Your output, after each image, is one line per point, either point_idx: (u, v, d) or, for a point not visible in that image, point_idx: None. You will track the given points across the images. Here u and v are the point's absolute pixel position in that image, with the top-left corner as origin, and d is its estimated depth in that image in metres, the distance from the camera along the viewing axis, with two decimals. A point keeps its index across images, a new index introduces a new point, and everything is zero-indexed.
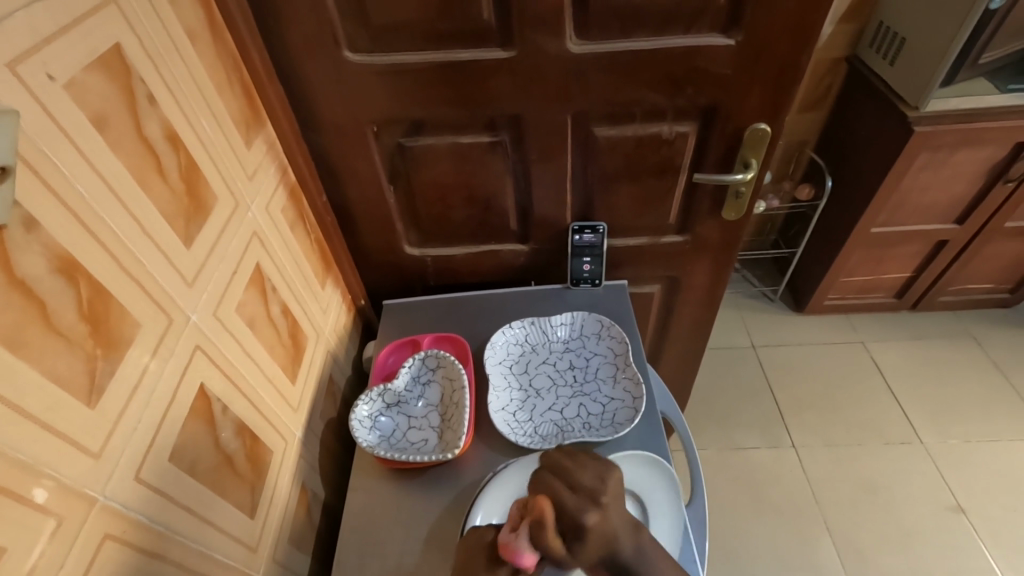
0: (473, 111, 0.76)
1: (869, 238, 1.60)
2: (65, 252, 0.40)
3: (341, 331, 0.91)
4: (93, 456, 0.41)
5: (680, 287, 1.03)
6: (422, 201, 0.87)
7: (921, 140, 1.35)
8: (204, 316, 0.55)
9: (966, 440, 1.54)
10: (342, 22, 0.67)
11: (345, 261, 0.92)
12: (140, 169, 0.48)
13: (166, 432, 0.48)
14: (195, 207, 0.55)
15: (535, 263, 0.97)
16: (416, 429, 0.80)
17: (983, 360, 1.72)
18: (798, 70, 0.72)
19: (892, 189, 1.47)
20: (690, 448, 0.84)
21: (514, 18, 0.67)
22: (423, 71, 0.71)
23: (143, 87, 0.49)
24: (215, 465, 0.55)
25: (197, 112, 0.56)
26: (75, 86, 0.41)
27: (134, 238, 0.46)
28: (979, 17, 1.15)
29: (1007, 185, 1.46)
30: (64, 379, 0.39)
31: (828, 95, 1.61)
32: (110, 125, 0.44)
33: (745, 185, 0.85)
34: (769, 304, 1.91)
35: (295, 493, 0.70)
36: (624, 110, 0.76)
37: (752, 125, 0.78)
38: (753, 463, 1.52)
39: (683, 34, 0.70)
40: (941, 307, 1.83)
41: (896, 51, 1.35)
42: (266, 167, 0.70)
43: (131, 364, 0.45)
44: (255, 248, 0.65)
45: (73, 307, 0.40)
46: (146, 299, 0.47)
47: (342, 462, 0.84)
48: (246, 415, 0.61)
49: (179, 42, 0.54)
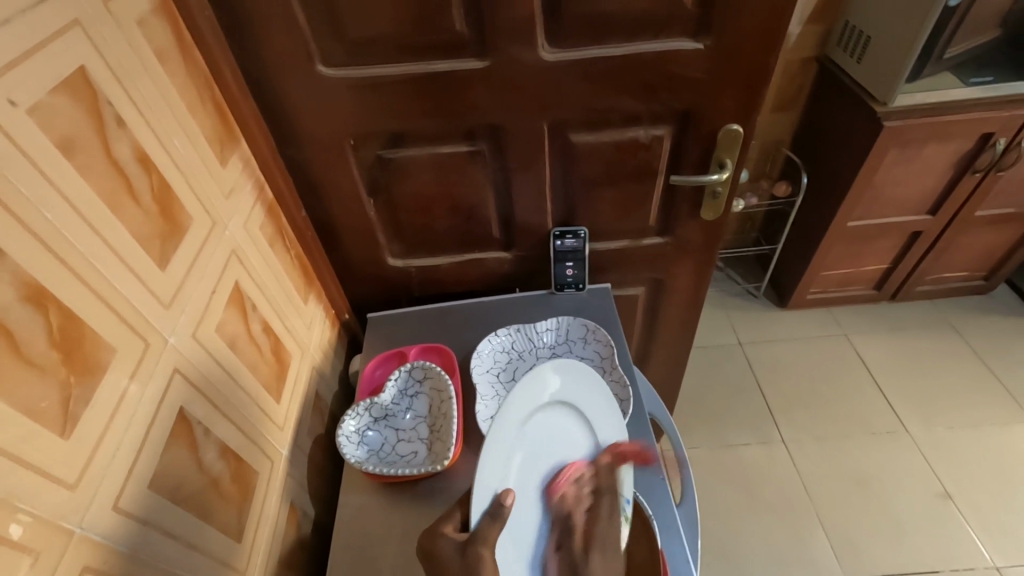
0: (450, 121, 0.76)
1: (846, 232, 1.63)
2: (33, 279, 0.39)
3: (325, 346, 0.90)
4: (70, 487, 0.40)
5: (663, 288, 1.04)
6: (403, 212, 0.87)
7: (891, 134, 1.38)
8: (182, 338, 0.54)
9: (949, 427, 1.57)
10: (315, 37, 0.67)
11: (327, 275, 0.92)
12: (111, 192, 0.47)
13: (146, 458, 0.47)
14: (169, 227, 0.54)
15: (519, 270, 0.97)
16: (405, 442, 0.79)
17: (961, 347, 1.76)
18: (767, 72, 0.74)
19: (866, 184, 1.50)
20: (679, 446, 0.85)
21: (486, 29, 0.67)
22: (398, 83, 0.71)
23: (112, 109, 0.48)
24: (200, 488, 0.54)
25: (168, 131, 0.56)
26: (40, 111, 0.40)
27: (107, 262, 0.45)
28: (941, 14, 1.18)
29: (975, 176, 1.50)
30: (37, 409, 0.38)
31: (800, 93, 1.64)
32: (78, 149, 0.44)
33: (722, 186, 0.86)
34: (752, 301, 1.94)
35: (284, 513, 0.69)
36: (600, 116, 0.77)
37: (726, 126, 0.79)
38: (744, 459, 1.53)
39: (654, 40, 0.71)
40: (919, 297, 1.87)
41: (863, 49, 1.39)
42: (242, 184, 0.69)
43: (108, 391, 0.44)
44: (234, 267, 0.65)
45: (44, 336, 0.39)
46: (121, 323, 0.46)
47: (331, 479, 0.83)
48: (229, 437, 0.60)
49: (148, 62, 0.54)
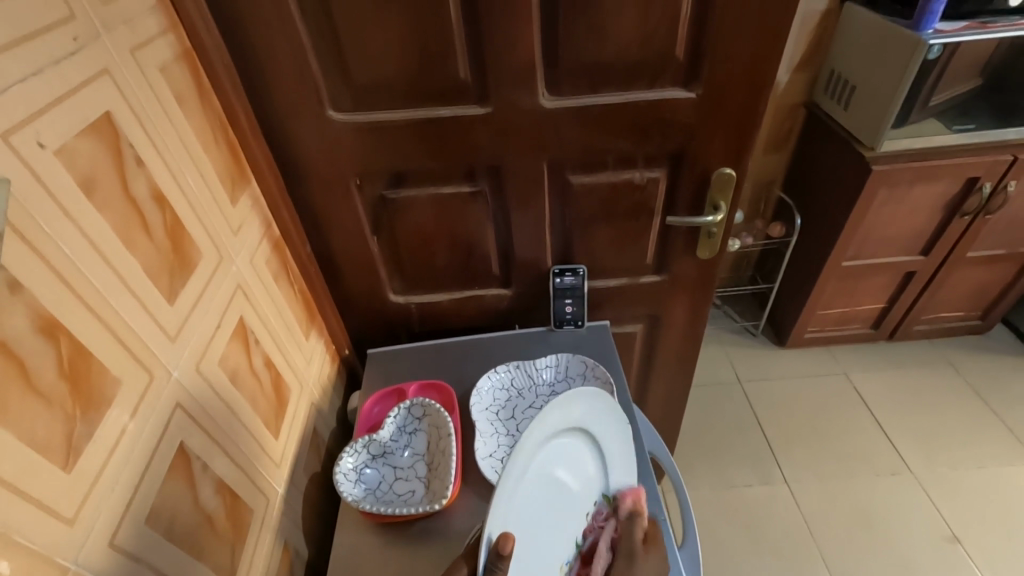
0: (453, 162, 0.79)
1: (841, 270, 1.66)
2: (48, 311, 0.40)
3: (324, 382, 0.90)
4: (67, 521, 0.40)
5: (661, 325, 1.05)
6: (405, 249, 0.89)
7: (879, 177, 1.42)
8: (186, 371, 0.54)
9: (955, 468, 1.55)
10: (326, 84, 0.71)
11: (329, 310, 0.93)
12: (126, 228, 0.49)
13: (144, 492, 0.47)
14: (179, 263, 0.55)
15: (518, 306, 0.99)
16: (402, 480, 0.78)
17: (961, 386, 1.75)
18: (756, 118, 0.77)
19: (857, 224, 1.53)
20: (680, 487, 0.83)
21: (489, 78, 0.71)
22: (404, 127, 0.74)
23: (132, 150, 0.50)
24: (194, 525, 0.53)
25: (183, 171, 0.58)
26: (66, 150, 0.43)
27: (118, 296, 0.47)
28: (920, 66, 1.24)
29: (964, 218, 1.54)
30: (41, 441, 0.39)
31: (790, 137, 1.70)
32: (98, 186, 0.46)
33: (716, 226, 0.89)
34: (751, 338, 1.94)
35: (278, 553, 0.68)
36: (597, 157, 0.80)
37: (719, 168, 0.82)
38: (747, 500, 1.50)
39: (648, 88, 0.75)
40: (917, 336, 1.88)
41: (849, 97, 1.45)
42: (250, 221, 0.71)
43: (111, 423, 0.45)
44: (239, 301, 0.66)
45: (54, 367, 0.40)
46: (127, 356, 0.47)
47: (326, 519, 0.82)
48: (227, 472, 0.60)
49: (168, 105, 0.57)
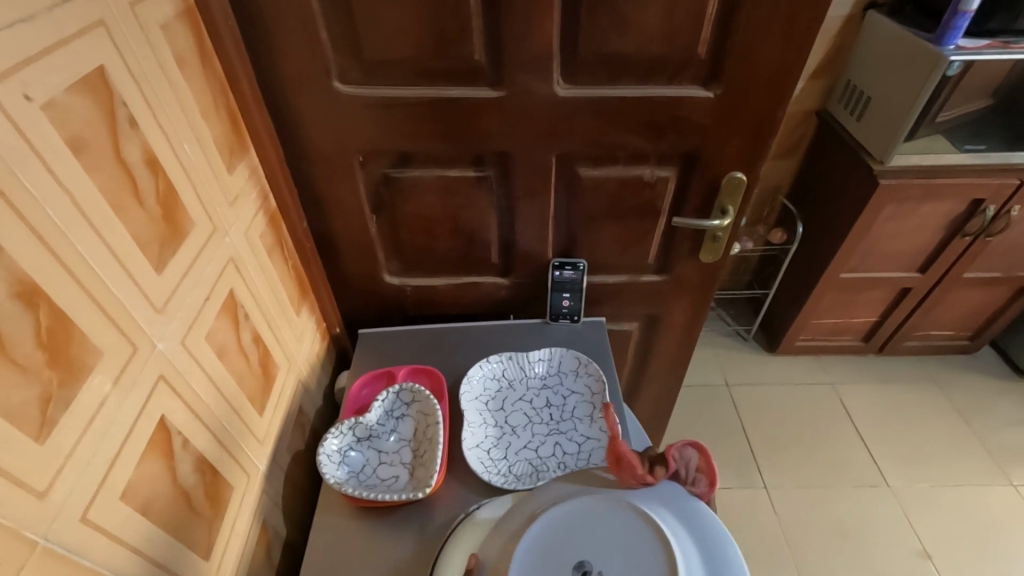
0: (460, 146, 0.76)
1: (838, 282, 1.66)
2: (27, 277, 0.38)
3: (313, 360, 0.89)
4: (39, 495, 0.38)
5: (657, 326, 1.04)
6: (404, 230, 0.87)
7: (887, 192, 1.41)
8: (171, 345, 0.53)
9: (931, 485, 1.57)
10: (334, 54, 0.68)
11: (322, 288, 0.91)
12: (115, 192, 0.46)
13: (121, 467, 0.46)
14: (170, 232, 0.53)
15: (514, 297, 0.97)
16: (387, 465, 0.77)
17: (945, 404, 1.77)
18: (772, 124, 0.75)
19: (859, 237, 1.53)
20: None
21: (504, 61, 0.69)
22: (413, 106, 0.72)
23: (125, 109, 0.48)
24: (172, 502, 0.52)
25: (179, 135, 0.55)
26: (53, 106, 0.40)
27: (103, 263, 0.45)
28: (938, 83, 1.22)
29: (965, 238, 1.54)
30: (15, 411, 0.37)
31: (800, 144, 1.69)
32: (86, 146, 0.43)
33: (722, 230, 0.87)
34: (742, 343, 1.95)
35: (256, 531, 0.67)
36: (607, 152, 0.78)
37: (730, 172, 0.80)
38: (726, 503, 1.51)
39: (666, 84, 0.72)
40: (906, 352, 1.89)
41: (863, 108, 1.44)
42: (247, 192, 0.69)
43: (91, 395, 0.43)
44: (230, 274, 0.64)
45: (31, 335, 0.38)
46: (110, 326, 0.45)
47: (307, 499, 0.81)
48: (208, 449, 0.58)
49: (167, 64, 0.54)
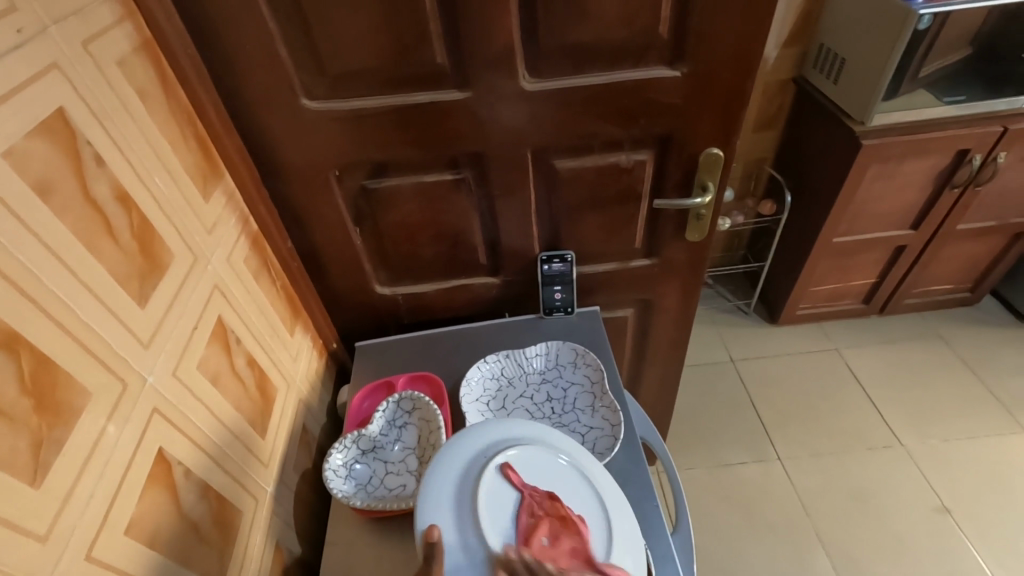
0: (434, 150, 0.76)
1: (832, 247, 1.65)
2: (5, 325, 0.38)
3: (312, 378, 0.89)
4: (40, 539, 0.38)
5: (652, 309, 1.04)
6: (388, 240, 0.87)
7: (871, 152, 1.41)
8: (162, 377, 0.53)
9: (944, 440, 1.57)
10: (297, 72, 0.68)
11: (314, 305, 0.91)
12: (88, 232, 0.46)
13: (123, 503, 0.46)
14: (148, 265, 0.53)
15: (506, 295, 0.97)
16: (394, 475, 0.77)
17: (951, 358, 1.77)
18: (743, 97, 0.75)
19: (848, 200, 1.52)
20: (673, 473, 0.83)
21: (468, 62, 0.68)
22: (382, 115, 0.72)
23: (90, 148, 0.48)
24: (179, 533, 0.52)
25: (149, 169, 0.56)
26: (15, 154, 0.40)
27: (81, 303, 0.45)
28: (911, 37, 1.21)
29: (954, 191, 1.53)
30: (6, 459, 0.37)
31: (780, 114, 1.68)
32: (53, 190, 0.43)
33: (706, 208, 0.87)
34: (743, 317, 1.95)
35: (269, 553, 0.67)
36: (582, 141, 0.78)
37: (706, 149, 0.80)
38: (741, 478, 1.51)
39: (632, 68, 0.72)
40: (906, 310, 1.88)
41: (838, 71, 1.43)
42: (226, 218, 0.69)
43: (84, 436, 0.43)
44: (217, 301, 0.64)
45: (15, 381, 0.39)
46: (97, 364, 0.45)
47: (319, 515, 0.81)
48: (212, 477, 0.59)
49: (128, 100, 0.54)
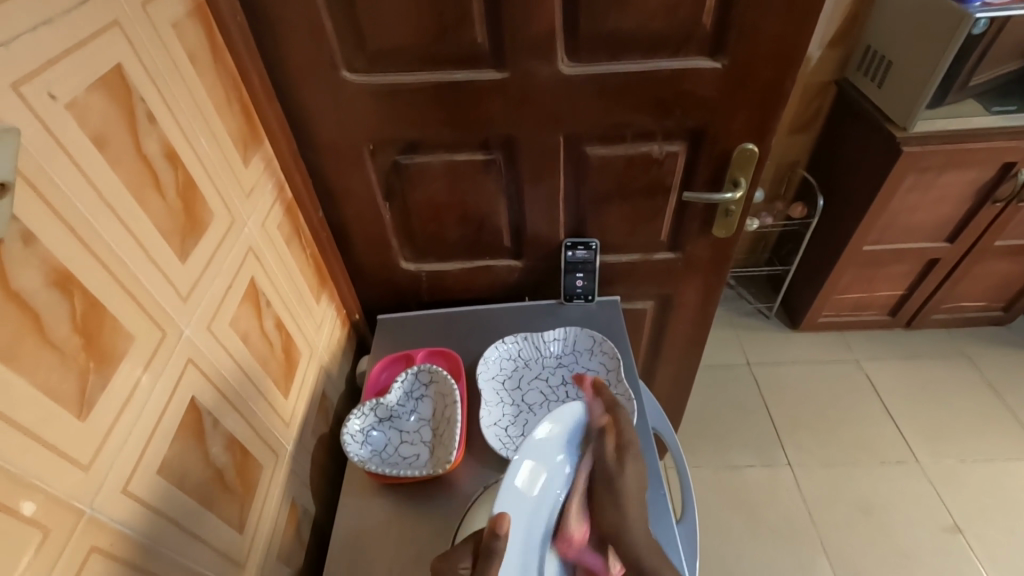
0: (467, 130, 0.77)
1: (862, 256, 1.62)
2: (60, 266, 0.40)
3: (334, 346, 0.92)
4: (83, 468, 0.41)
5: (672, 304, 1.04)
6: (416, 216, 0.89)
7: (910, 160, 1.37)
8: (197, 331, 0.55)
9: (962, 460, 1.54)
10: (339, 44, 0.69)
11: (339, 276, 0.93)
12: (137, 185, 0.49)
13: (157, 444, 0.49)
14: (190, 222, 0.56)
15: (527, 279, 0.98)
16: (408, 444, 0.79)
17: (976, 378, 1.73)
18: (783, 93, 0.74)
19: (883, 208, 1.48)
20: (681, 465, 0.84)
21: (507, 42, 0.69)
22: (419, 91, 0.73)
23: (144, 106, 0.50)
24: (205, 479, 0.55)
25: (195, 130, 0.58)
26: (76, 106, 0.42)
27: (129, 252, 0.47)
28: (963, 43, 1.17)
29: (996, 206, 1.48)
30: (56, 391, 0.40)
31: (818, 115, 1.65)
32: (108, 142, 0.45)
33: (735, 205, 0.86)
34: (764, 321, 1.92)
35: (286, 508, 0.70)
36: (615, 129, 0.78)
37: (740, 145, 0.80)
38: (748, 481, 1.51)
39: (672, 58, 0.72)
40: (933, 325, 1.84)
41: (883, 74, 1.39)
42: (262, 184, 0.71)
43: (124, 379, 0.46)
44: (250, 264, 0.66)
45: (67, 320, 0.41)
46: (140, 312, 0.48)
47: (333, 478, 0.84)
48: (237, 431, 0.61)
49: (180, 61, 0.56)
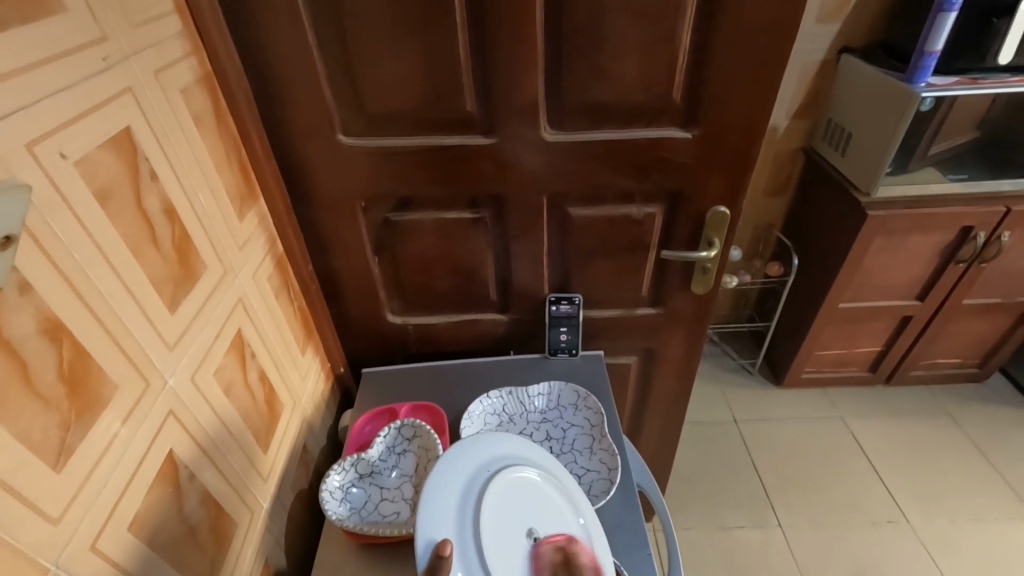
0: (456, 190, 0.81)
1: (839, 313, 1.67)
2: (54, 314, 0.41)
3: (318, 400, 0.91)
4: (52, 520, 0.40)
5: (655, 359, 1.06)
6: (405, 269, 0.91)
7: (876, 223, 1.45)
8: (181, 380, 0.55)
9: (950, 519, 1.52)
10: (338, 111, 0.74)
11: (326, 328, 0.94)
12: (135, 237, 0.50)
13: (131, 498, 0.48)
14: (183, 273, 0.57)
15: (513, 333, 1.00)
16: (388, 501, 0.78)
17: (957, 436, 1.74)
18: (749, 161, 0.80)
19: (854, 268, 1.55)
20: (667, 523, 0.83)
21: (495, 110, 0.74)
22: (411, 153, 0.77)
23: (148, 164, 0.53)
24: (177, 536, 0.53)
25: (195, 185, 0.60)
26: (85, 162, 0.45)
27: (121, 301, 0.48)
28: (914, 117, 1.28)
29: (959, 266, 1.56)
30: (35, 439, 0.39)
31: (789, 180, 1.75)
32: (111, 196, 0.48)
33: (711, 262, 0.90)
34: (748, 377, 1.94)
35: (257, 569, 0.67)
36: (596, 190, 0.83)
37: (714, 207, 0.84)
38: (740, 545, 1.47)
39: (646, 127, 0.78)
40: (913, 381, 1.87)
41: (844, 143, 1.50)
42: (256, 237, 0.73)
43: (102, 430, 0.45)
44: (239, 314, 0.67)
45: (54, 368, 0.41)
46: (126, 361, 0.48)
47: (309, 539, 0.81)
48: (214, 485, 0.60)
49: (185, 123, 0.59)
